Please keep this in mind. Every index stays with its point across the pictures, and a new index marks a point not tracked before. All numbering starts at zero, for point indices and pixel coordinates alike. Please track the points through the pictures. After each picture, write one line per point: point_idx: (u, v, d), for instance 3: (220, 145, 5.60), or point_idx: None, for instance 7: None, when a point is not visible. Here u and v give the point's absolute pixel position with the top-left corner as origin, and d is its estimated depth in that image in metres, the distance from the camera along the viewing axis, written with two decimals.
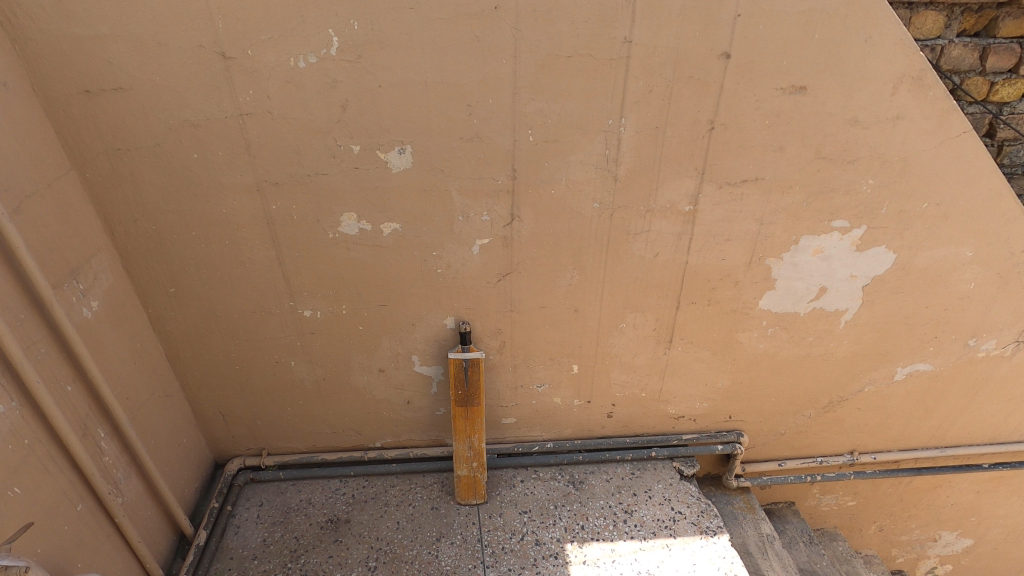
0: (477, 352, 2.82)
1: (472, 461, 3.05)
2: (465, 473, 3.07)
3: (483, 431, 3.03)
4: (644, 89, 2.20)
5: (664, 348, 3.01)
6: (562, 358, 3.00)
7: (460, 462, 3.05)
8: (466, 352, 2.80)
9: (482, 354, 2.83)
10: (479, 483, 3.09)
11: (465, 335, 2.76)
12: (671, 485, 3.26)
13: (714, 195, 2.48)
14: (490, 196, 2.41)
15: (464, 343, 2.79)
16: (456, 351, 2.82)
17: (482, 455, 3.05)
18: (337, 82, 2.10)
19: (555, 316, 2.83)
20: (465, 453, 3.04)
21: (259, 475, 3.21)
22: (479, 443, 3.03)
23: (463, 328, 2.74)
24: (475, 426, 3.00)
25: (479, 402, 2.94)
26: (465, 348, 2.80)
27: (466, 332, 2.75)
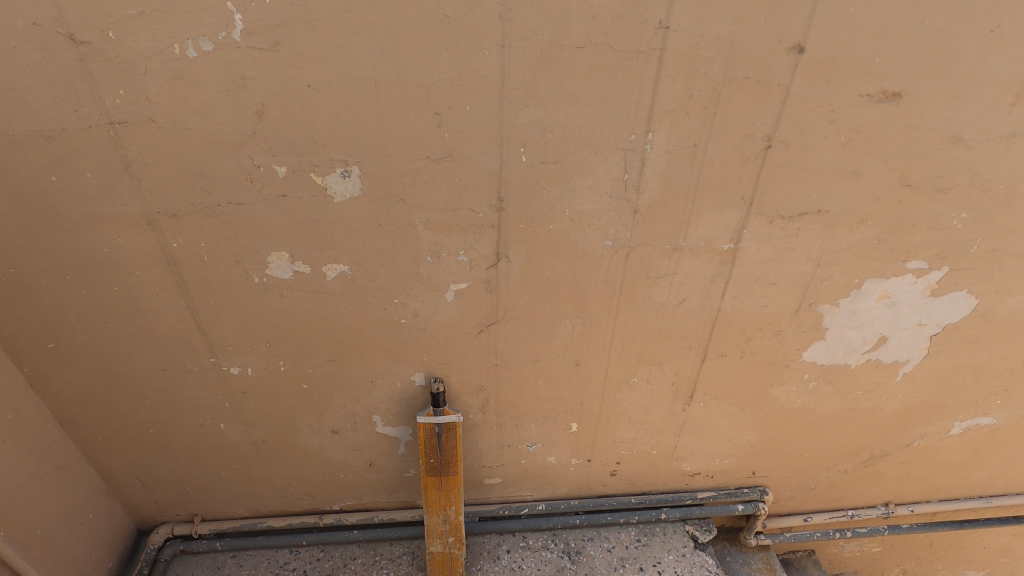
0: (454, 415, 2.26)
1: (447, 536, 2.53)
2: (439, 549, 2.55)
3: (462, 501, 2.50)
4: (682, 95, 1.58)
5: (683, 404, 2.46)
6: (558, 416, 2.45)
7: (433, 537, 2.53)
8: (439, 416, 2.24)
9: (460, 418, 2.28)
10: (456, 560, 2.57)
11: (438, 397, 2.19)
12: (684, 556, 2.76)
13: (762, 230, 1.90)
14: (469, 231, 1.81)
15: (437, 406, 2.22)
16: (427, 413, 2.26)
17: (459, 529, 2.53)
18: (248, 78, 1.46)
19: (550, 371, 2.26)
20: (439, 528, 2.51)
21: (191, 546, 2.66)
22: (456, 515, 2.50)
23: (436, 388, 2.17)
24: (451, 497, 2.46)
25: (457, 471, 2.40)
26: (438, 411, 2.24)
27: (440, 393, 2.18)
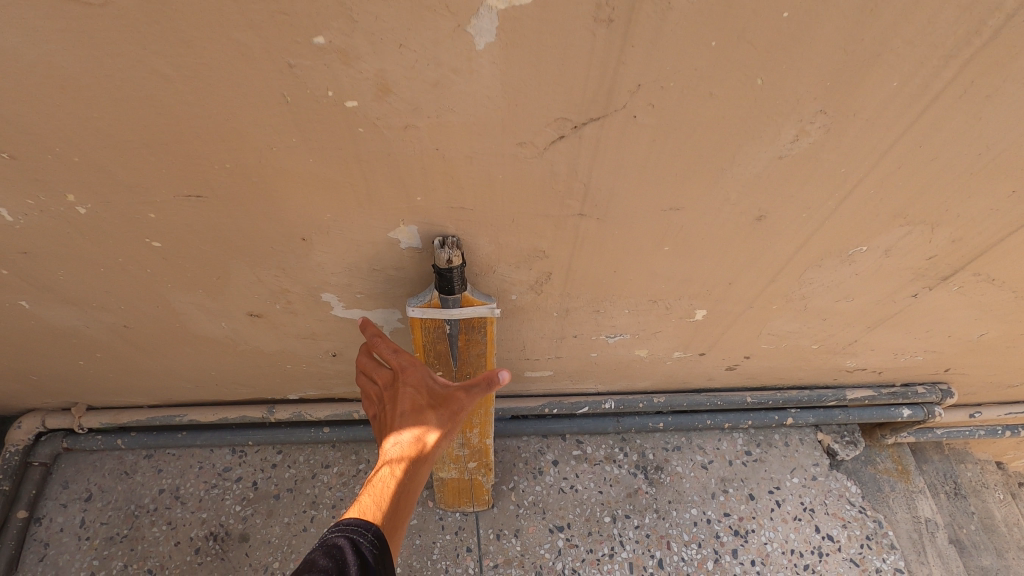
0: (484, 306, 1.12)
1: (466, 461, 1.59)
2: (453, 477, 1.63)
3: (491, 420, 1.50)
4: None
5: (919, 288, 1.27)
6: (676, 299, 1.29)
7: (444, 464, 1.59)
8: (455, 309, 1.10)
9: (497, 311, 1.14)
10: (480, 488, 1.68)
11: (453, 274, 1.00)
12: (814, 479, 1.87)
13: None
14: None
15: (451, 290, 1.04)
16: (430, 303, 1.09)
17: (486, 453, 1.59)
18: None
19: (693, 229, 1.03)
20: (454, 452, 1.56)
21: (81, 443, 1.79)
22: (482, 438, 1.53)
23: (449, 259, 0.96)
24: (474, 417, 1.46)
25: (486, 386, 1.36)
26: (453, 299, 1.08)
27: (454, 269, 0.99)
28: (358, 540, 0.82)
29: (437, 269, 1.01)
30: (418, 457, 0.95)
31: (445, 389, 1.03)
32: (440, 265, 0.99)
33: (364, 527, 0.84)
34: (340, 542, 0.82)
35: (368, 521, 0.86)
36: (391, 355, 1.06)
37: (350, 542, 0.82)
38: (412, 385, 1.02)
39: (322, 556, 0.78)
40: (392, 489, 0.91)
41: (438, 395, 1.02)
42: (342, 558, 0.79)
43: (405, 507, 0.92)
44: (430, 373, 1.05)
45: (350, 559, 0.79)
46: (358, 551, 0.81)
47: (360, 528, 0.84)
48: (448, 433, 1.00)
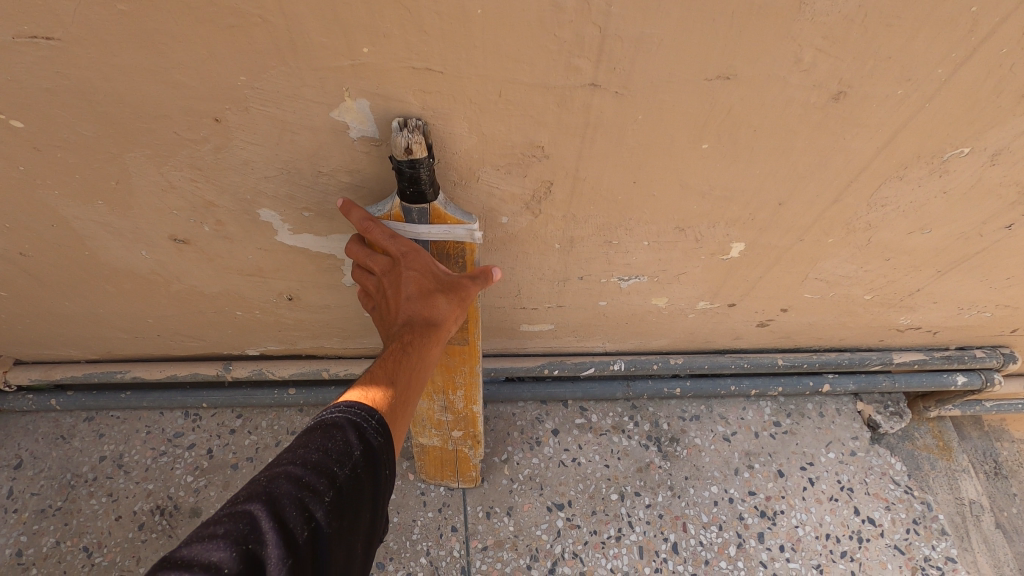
0: (461, 227, 0.88)
1: (450, 429, 1.35)
2: (435, 446, 1.40)
3: (479, 382, 1.25)
4: None
5: (1019, 214, 1.00)
6: (708, 227, 1.02)
7: (424, 429, 1.36)
8: (423, 227, 0.87)
9: (480, 235, 0.90)
10: (466, 462, 1.44)
11: (415, 171, 0.74)
12: (853, 455, 1.62)
13: None
14: None
15: (414, 196, 0.79)
16: (392, 217, 0.86)
17: (473, 421, 1.34)
18: None
19: (743, 113, 0.76)
20: (435, 417, 1.33)
21: (9, 404, 1.55)
22: (468, 403, 1.29)
23: (409, 147, 0.70)
24: (458, 374, 1.23)
25: (468, 335, 1.14)
26: (419, 211, 0.85)
27: (416, 163, 0.73)
28: (364, 424, 0.71)
29: (394, 162, 0.74)
30: (427, 344, 0.84)
31: (451, 273, 0.88)
32: (397, 156, 0.73)
33: (370, 413, 0.73)
34: (343, 422, 0.71)
35: (374, 408, 0.74)
36: (390, 242, 0.84)
37: (354, 425, 0.71)
38: (417, 266, 0.85)
39: (322, 437, 0.69)
40: (398, 374, 0.80)
41: (446, 279, 0.87)
42: (346, 443, 0.69)
43: (411, 397, 0.80)
44: (433, 256, 0.88)
45: (355, 445, 0.69)
46: (363, 438, 0.71)
47: (365, 412, 0.73)
48: (457, 317, 0.89)
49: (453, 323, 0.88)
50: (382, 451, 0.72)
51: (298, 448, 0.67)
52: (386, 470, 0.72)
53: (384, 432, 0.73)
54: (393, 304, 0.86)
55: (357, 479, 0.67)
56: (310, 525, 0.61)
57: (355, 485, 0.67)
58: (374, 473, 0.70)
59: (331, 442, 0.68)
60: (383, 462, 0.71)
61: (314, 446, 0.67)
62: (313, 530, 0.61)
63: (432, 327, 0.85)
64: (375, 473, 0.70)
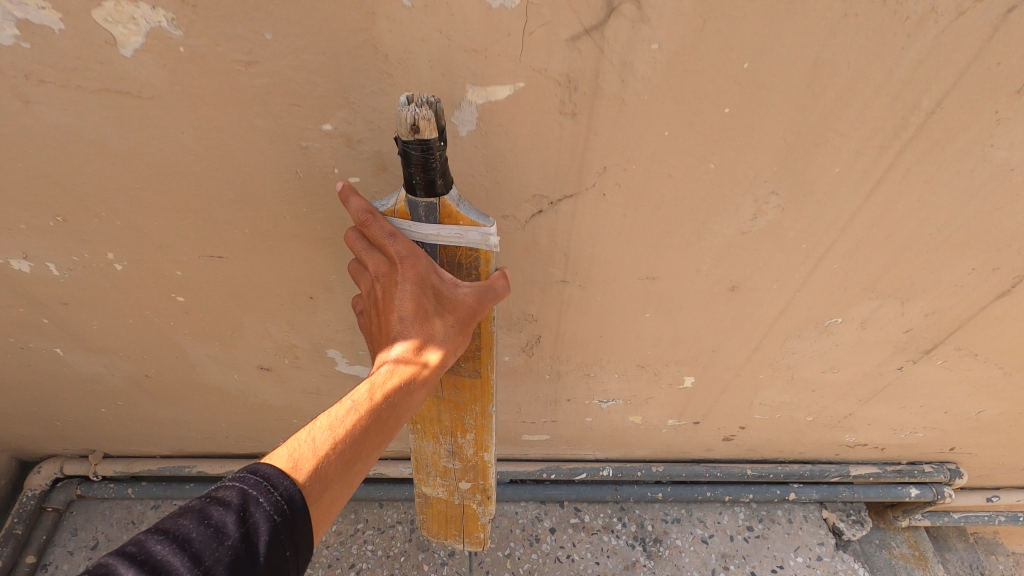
0: (474, 230, 0.78)
1: (457, 479, 1.28)
2: (441, 498, 1.35)
3: (491, 425, 1.14)
4: None
5: (904, 361, 1.30)
6: (663, 366, 1.33)
7: (429, 478, 1.30)
8: (431, 226, 0.78)
9: (496, 241, 0.80)
10: (475, 521, 1.40)
11: (427, 154, 0.64)
12: (820, 560, 1.80)
13: None
14: None
15: (424, 180, 0.69)
16: (397, 211, 0.78)
17: (484, 473, 1.25)
18: None
19: (671, 297, 1.09)
20: (442, 463, 1.24)
21: (92, 491, 1.83)
22: (479, 450, 1.19)
23: (413, 124, 0.59)
24: (468, 415, 1.11)
25: (480, 366, 1.01)
26: (427, 207, 0.76)
27: (424, 144, 0.61)
28: (257, 504, 0.59)
29: (401, 142, 0.64)
30: (402, 372, 0.72)
31: (454, 295, 0.78)
32: (403, 136, 0.62)
33: (281, 480, 0.61)
34: (231, 495, 0.59)
35: (292, 472, 0.61)
36: (389, 246, 0.76)
37: (243, 503, 0.58)
38: (413, 283, 0.75)
39: (197, 516, 0.57)
40: (348, 412, 0.68)
41: (445, 302, 0.77)
42: (221, 530, 0.56)
43: (356, 453, 0.66)
44: (438, 270, 0.79)
45: (233, 529, 0.57)
46: (252, 523, 0.58)
47: (275, 479, 0.61)
48: (451, 347, 0.76)
49: (443, 349, 0.75)
50: (275, 538, 0.58)
51: (166, 523, 0.56)
52: (286, 555, 0.59)
53: (289, 508, 0.60)
54: (383, 320, 0.76)
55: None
56: None
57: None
58: (256, 572, 0.57)
59: (202, 529, 0.56)
60: (273, 553, 0.58)
61: (179, 529, 0.55)
62: None
63: (412, 353, 0.73)
64: (253, 570, 0.56)
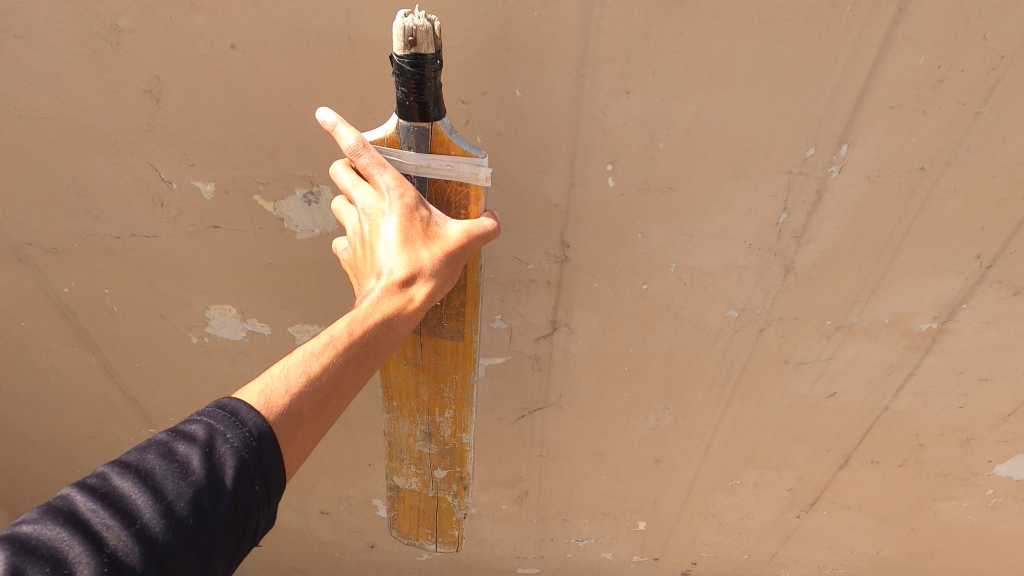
0: (467, 161, 0.77)
1: (433, 468, 1.09)
2: (413, 491, 1.12)
3: (472, 400, 1.02)
4: (925, 76, 0.83)
5: (798, 511, 1.75)
6: (621, 513, 1.79)
7: (402, 467, 1.10)
8: (422, 156, 0.76)
9: (486, 176, 0.78)
10: (448, 516, 1.14)
11: (417, 70, 0.65)
12: None
13: (995, 306, 1.14)
14: (511, 290, 1.14)
15: (413, 101, 0.69)
16: (387, 140, 0.77)
17: (462, 459, 1.08)
18: (125, 32, 0.81)
19: (616, 465, 1.59)
20: (417, 449, 1.07)
21: None
22: (457, 431, 1.05)
23: (411, 35, 0.62)
24: (447, 388, 0.99)
25: (464, 327, 0.92)
26: (418, 133, 0.75)
27: (418, 59, 0.64)
28: (223, 440, 0.58)
29: (394, 62, 0.66)
30: (383, 309, 0.68)
31: (440, 230, 0.75)
32: (399, 53, 0.65)
33: (251, 418, 0.60)
34: (197, 430, 0.58)
35: (262, 412, 0.61)
36: (376, 176, 0.73)
37: (208, 439, 0.57)
38: (399, 214, 0.72)
39: (162, 450, 0.57)
40: (326, 352, 0.65)
41: (432, 232, 0.74)
42: (185, 465, 0.56)
43: (333, 390, 0.65)
44: (426, 205, 0.76)
45: (196, 466, 0.56)
46: (215, 458, 0.57)
47: (245, 415, 0.60)
48: (438, 287, 0.73)
49: (428, 288, 0.71)
50: (242, 470, 0.58)
51: (130, 456, 0.57)
52: (255, 487, 0.59)
53: (256, 444, 0.59)
54: (365, 255, 0.72)
55: (185, 514, 0.55)
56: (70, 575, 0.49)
57: (184, 521, 0.55)
58: (217, 504, 0.56)
59: (167, 464, 0.56)
60: (239, 482, 0.57)
61: (144, 462, 0.56)
62: None
63: (395, 290, 0.69)
64: (213, 505, 0.56)
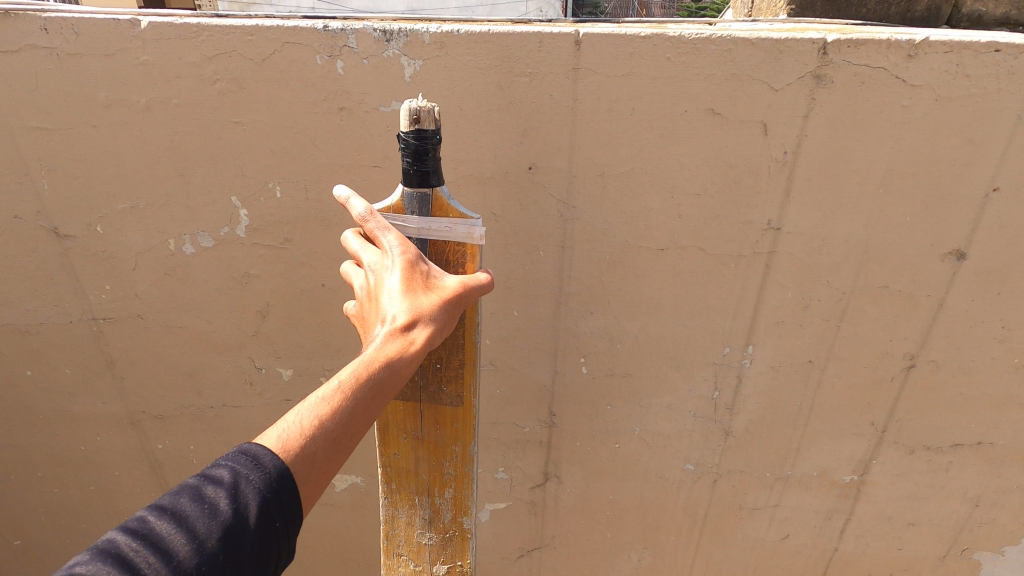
0: (463, 222, 0.80)
1: (433, 564, 0.97)
2: None
3: (473, 475, 0.94)
4: (796, 304, 1.20)
5: None
6: None
7: (399, 566, 0.97)
8: (423, 220, 0.80)
9: (482, 235, 0.80)
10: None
11: (420, 144, 0.74)
12: None
13: (899, 461, 1.43)
14: (511, 447, 1.45)
15: (416, 170, 0.76)
16: (393, 208, 0.81)
17: (463, 547, 0.97)
18: (252, 276, 1.20)
19: None
20: (415, 542, 0.96)
21: None
22: (458, 515, 0.95)
23: (416, 114, 0.73)
24: (447, 462, 0.92)
25: (463, 391, 0.88)
26: (420, 199, 0.79)
27: (421, 134, 0.74)
28: (247, 482, 0.55)
29: (400, 141, 0.76)
30: (388, 349, 0.64)
31: (442, 279, 0.73)
32: (404, 130, 0.74)
33: (270, 461, 0.56)
34: (223, 472, 0.55)
35: (279, 455, 0.56)
36: (382, 236, 0.74)
37: (233, 481, 0.54)
38: (402, 264, 0.71)
39: (193, 492, 0.54)
40: (336, 393, 0.60)
41: (433, 282, 0.72)
42: (213, 507, 0.53)
43: (345, 435, 0.59)
44: (426, 259, 0.76)
45: (225, 506, 0.53)
46: (240, 500, 0.54)
47: (263, 459, 0.56)
48: (442, 329, 0.69)
49: (431, 330, 0.67)
50: (265, 510, 0.54)
51: (164, 499, 0.54)
52: (278, 526, 0.55)
53: (277, 485, 0.55)
54: (371, 303, 0.71)
55: (216, 551, 0.52)
56: None
57: (212, 563, 0.51)
58: (243, 544, 0.53)
59: (196, 505, 0.53)
60: (261, 522, 0.54)
61: (177, 505, 0.53)
62: None
63: (400, 331, 0.66)
64: (242, 544, 0.53)
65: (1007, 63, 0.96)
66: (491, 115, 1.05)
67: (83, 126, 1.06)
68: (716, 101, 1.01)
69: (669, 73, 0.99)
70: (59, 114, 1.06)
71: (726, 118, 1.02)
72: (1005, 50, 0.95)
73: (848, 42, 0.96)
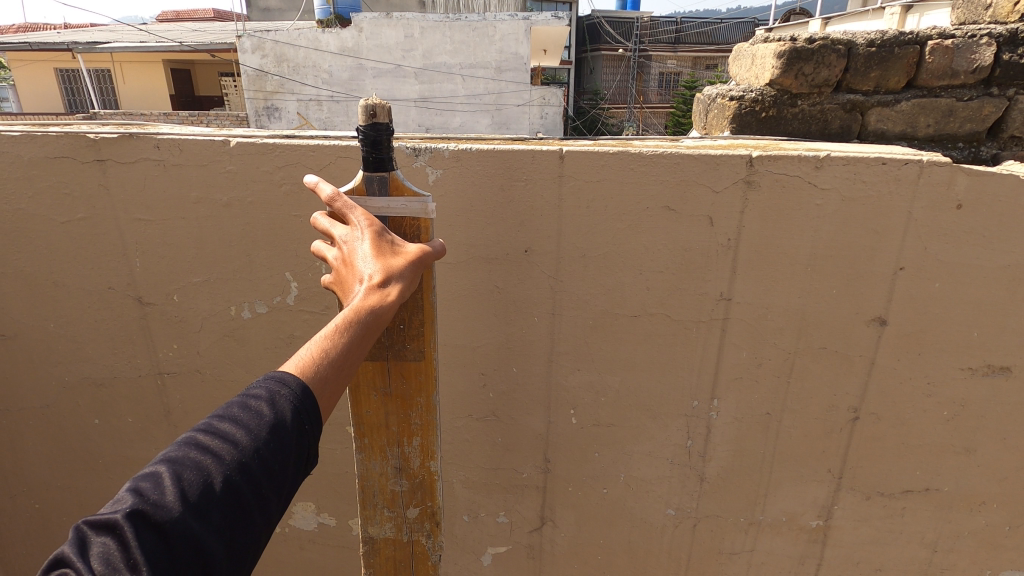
0: (417, 200, 1.01)
1: (405, 508, 1.23)
2: (388, 539, 1.26)
3: (437, 423, 1.18)
4: (751, 362, 1.43)
5: None
6: None
7: (377, 513, 1.24)
8: (383, 199, 1.00)
9: (433, 209, 1.02)
10: (423, 562, 1.27)
11: (375, 135, 0.95)
12: None
13: (858, 507, 1.58)
14: (510, 491, 1.63)
15: (373, 158, 0.97)
16: (355, 191, 1.00)
17: (432, 491, 1.22)
18: (296, 337, 1.43)
19: None
20: (389, 489, 1.22)
21: None
22: (425, 460, 1.20)
23: (371, 109, 0.93)
24: (413, 413, 1.16)
25: (424, 346, 1.10)
26: (379, 181, 1.00)
27: (376, 125, 0.94)
28: (280, 395, 0.74)
29: (359, 132, 0.96)
30: (369, 300, 0.83)
31: (405, 246, 0.94)
32: (361, 123, 0.95)
33: (294, 380, 0.75)
34: (263, 390, 0.74)
35: (299, 375, 0.76)
36: (351, 214, 0.94)
37: (270, 395, 0.73)
38: (371, 236, 0.91)
39: (242, 405, 0.73)
40: (335, 331, 0.80)
41: (398, 249, 0.93)
42: (259, 412, 0.72)
43: (345, 361, 0.79)
44: (388, 230, 0.96)
45: (267, 411, 0.72)
46: (278, 407, 0.73)
47: (289, 379, 0.75)
48: (409, 284, 0.89)
49: (401, 284, 0.88)
50: (297, 412, 0.73)
51: (222, 411, 0.73)
52: (308, 425, 0.74)
53: (303, 395, 0.74)
54: (349, 267, 0.90)
55: (266, 440, 0.70)
56: (205, 487, 0.66)
57: (264, 447, 0.70)
58: (284, 435, 0.71)
59: (246, 411, 0.72)
60: (296, 420, 0.73)
61: (231, 413, 0.72)
62: (208, 485, 0.66)
63: (377, 287, 0.85)
64: (284, 434, 0.71)
65: (894, 172, 1.25)
66: (495, 211, 1.33)
67: (176, 218, 1.36)
68: (671, 200, 1.29)
69: (632, 179, 1.28)
70: (159, 208, 1.35)
71: (679, 213, 1.30)
72: (891, 163, 1.24)
73: (769, 157, 1.25)
